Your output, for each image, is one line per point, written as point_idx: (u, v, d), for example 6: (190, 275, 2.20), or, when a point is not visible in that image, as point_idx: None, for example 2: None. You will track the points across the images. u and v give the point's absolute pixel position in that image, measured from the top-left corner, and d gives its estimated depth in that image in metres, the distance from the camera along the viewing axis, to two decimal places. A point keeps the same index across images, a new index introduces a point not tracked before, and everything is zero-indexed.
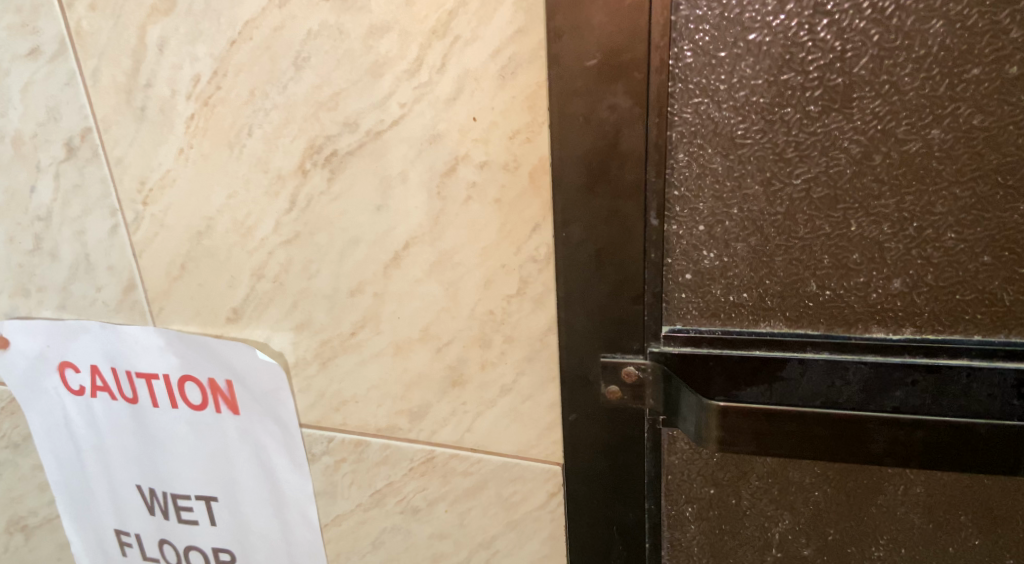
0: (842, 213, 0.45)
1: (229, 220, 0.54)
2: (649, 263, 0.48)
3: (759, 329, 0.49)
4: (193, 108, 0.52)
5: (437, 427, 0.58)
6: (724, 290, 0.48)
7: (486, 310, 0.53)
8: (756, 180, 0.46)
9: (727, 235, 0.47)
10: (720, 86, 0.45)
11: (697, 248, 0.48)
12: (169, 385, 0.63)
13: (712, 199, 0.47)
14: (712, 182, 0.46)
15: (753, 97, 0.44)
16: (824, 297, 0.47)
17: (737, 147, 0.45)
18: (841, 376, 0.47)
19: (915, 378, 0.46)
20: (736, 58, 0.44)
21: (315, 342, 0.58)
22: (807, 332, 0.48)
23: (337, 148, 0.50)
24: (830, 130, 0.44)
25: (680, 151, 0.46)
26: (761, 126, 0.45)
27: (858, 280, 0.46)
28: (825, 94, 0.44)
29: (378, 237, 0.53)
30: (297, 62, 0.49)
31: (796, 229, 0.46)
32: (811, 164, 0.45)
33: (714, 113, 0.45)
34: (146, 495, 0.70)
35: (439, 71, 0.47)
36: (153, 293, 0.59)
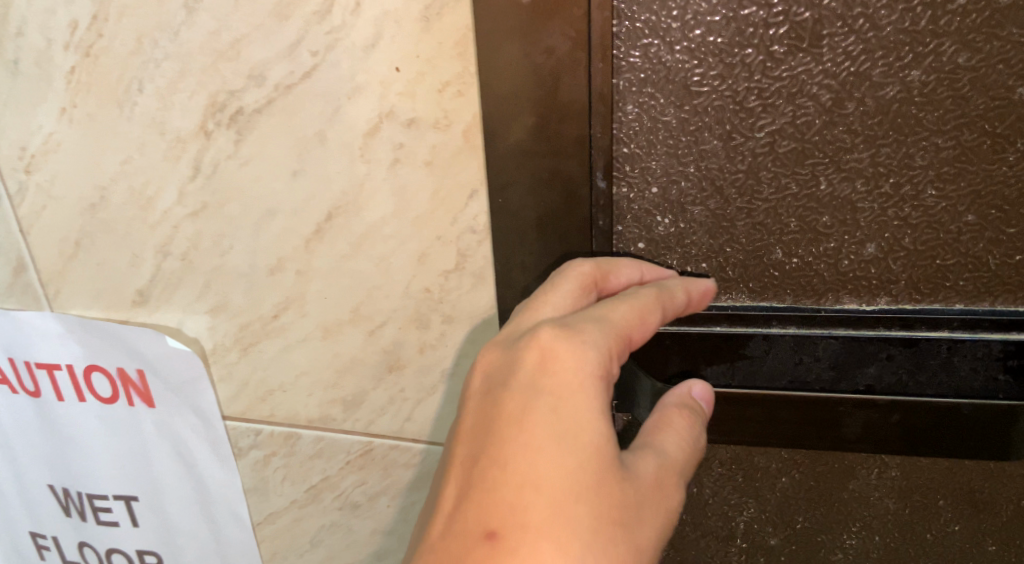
0: (811, 169, 0.41)
1: (126, 189, 0.48)
2: (597, 232, 0.43)
3: (720, 302, 0.44)
4: (73, 60, 0.45)
5: (375, 417, 0.54)
6: (681, 260, 0.44)
7: (423, 288, 0.48)
8: (714, 136, 0.41)
9: (684, 199, 0.42)
10: (672, 25, 0.39)
11: (651, 214, 0.43)
12: (75, 376, 0.57)
13: (665, 157, 0.42)
14: (665, 137, 0.41)
15: (709, 37, 0.39)
16: (791, 266, 0.43)
17: (692, 97, 0.40)
18: (809, 353, 0.43)
19: (890, 353, 0.42)
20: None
21: (234, 326, 0.52)
22: (772, 305, 0.44)
23: (243, 105, 0.44)
24: (796, 73, 0.39)
25: (629, 103, 0.41)
26: (719, 71, 0.40)
27: (827, 245, 0.42)
28: (791, 32, 0.38)
29: (296, 208, 0.47)
30: (189, 3, 0.42)
31: (761, 190, 0.41)
32: (775, 114, 0.40)
33: (667, 57, 0.40)
34: (60, 495, 0.63)
35: (353, 13, 0.41)
36: (47, 275, 0.53)
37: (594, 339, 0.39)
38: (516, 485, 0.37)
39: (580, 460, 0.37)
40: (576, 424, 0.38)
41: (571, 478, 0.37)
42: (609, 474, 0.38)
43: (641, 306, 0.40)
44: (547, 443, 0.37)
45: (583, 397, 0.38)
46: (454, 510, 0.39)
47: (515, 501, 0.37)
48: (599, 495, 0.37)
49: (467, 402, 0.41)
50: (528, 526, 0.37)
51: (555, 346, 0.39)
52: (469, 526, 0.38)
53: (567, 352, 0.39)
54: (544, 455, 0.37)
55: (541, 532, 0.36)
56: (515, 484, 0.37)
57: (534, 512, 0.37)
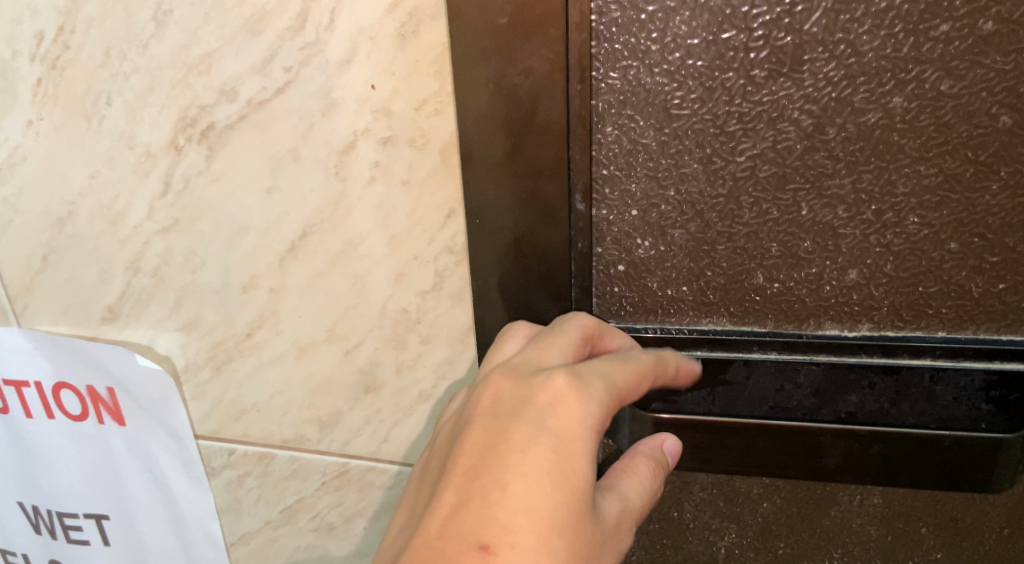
0: (792, 195, 0.40)
1: (94, 204, 0.47)
2: (576, 253, 0.42)
3: (701, 326, 0.44)
4: (39, 72, 0.44)
5: (350, 437, 0.53)
6: (662, 283, 0.43)
7: (400, 307, 0.47)
8: (695, 160, 0.40)
9: (664, 221, 0.42)
10: (651, 47, 0.38)
11: (632, 236, 0.42)
12: (44, 393, 0.56)
13: (646, 180, 0.41)
14: (646, 159, 0.40)
15: (689, 60, 0.38)
16: (772, 291, 0.42)
17: (672, 120, 0.40)
18: (787, 376, 0.42)
19: (872, 381, 0.41)
20: (669, 13, 0.38)
21: (206, 344, 0.51)
22: (753, 329, 0.43)
23: (214, 120, 0.43)
24: (777, 98, 0.38)
25: (609, 125, 0.40)
26: (699, 95, 0.39)
27: (809, 270, 0.41)
28: (771, 56, 0.38)
29: (270, 225, 0.46)
30: (159, 16, 0.41)
31: (743, 216, 0.41)
32: (756, 138, 0.39)
33: (647, 80, 0.39)
34: (28, 513, 0.62)
35: (328, 29, 0.40)
36: (14, 289, 0.51)
37: (600, 392, 0.39)
38: (510, 509, 0.36)
39: (570, 499, 0.37)
40: (573, 466, 0.37)
41: (563, 512, 0.36)
42: (591, 520, 0.37)
43: (643, 374, 0.40)
44: (545, 478, 0.37)
45: (586, 441, 0.38)
46: (442, 517, 0.37)
47: (507, 522, 0.36)
48: (579, 535, 0.37)
49: (467, 420, 0.40)
50: (515, 550, 0.36)
51: (568, 388, 0.38)
52: (457, 538, 0.36)
53: (574, 399, 0.38)
54: (539, 489, 0.36)
55: (526, 560, 0.35)
56: (507, 509, 0.36)
57: (522, 539, 0.36)
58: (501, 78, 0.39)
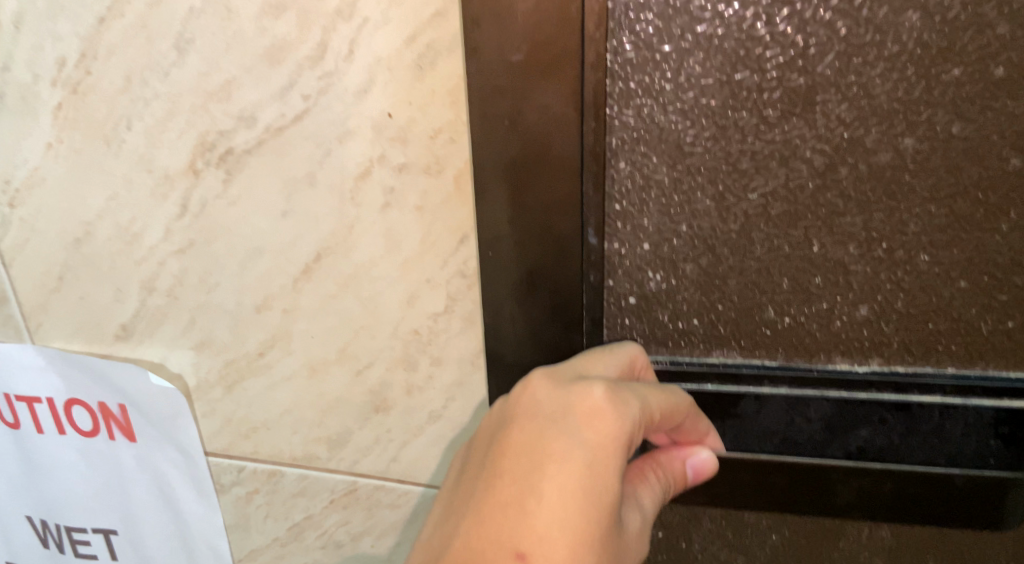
0: (803, 231, 0.40)
1: (111, 225, 0.47)
2: (587, 286, 0.42)
3: (710, 359, 0.43)
4: (60, 96, 0.44)
5: (360, 456, 0.53)
6: (672, 316, 0.43)
7: (411, 329, 0.47)
8: (706, 196, 0.40)
9: (675, 255, 0.42)
10: (665, 86, 0.39)
11: (642, 269, 0.42)
12: (56, 409, 0.56)
13: (658, 214, 0.41)
14: (657, 195, 0.41)
15: (702, 98, 0.39)
16: (783, 325, 0.42)
17: (684, 156, 0.40)
18: (801, 417, 0.42)
19: (883, 416, 0.41)
20: (683, 53, 0.38)
21: (218, 363, 0.51)
22: (763, 363, 0.43)
23: (232, 145, 0.43)
24: (789, 137, 0.39)
25: (621, 160, 0.40)
26: (712, 132, 0.39)
27: (820, 306, 0.41)
28: (785, 97, 0.38)
29: (284, 247, 0.46)
30: (179, 44, 0.41)
31: (752, 253, 0.41)
32: (768, 176, 0.39)
33: (660, 117, 0.39)
34: (38, 527, 0.62)
35: (346, 59, 0.40)
36: (28, 308, 0.52)
37: (634, 410, 0.39)
38: (542, 522, 0.37)
39: (600, 514, 0.37)
40: (605, 482, 0.37)
41: (593, 527, 0.37)
42: (618, 534, 0.38)
43: (673, 397, 0.40)
44: (576, 493, 0.37)
45: (617, 457, 0.38)
46: (478, 521, 0.38)
47: (539, 535, 0.37)
48: (608, 550, 0.37)
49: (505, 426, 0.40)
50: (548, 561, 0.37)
51: (606, 401, 0.38)
52: (493, 544, 0.37)
53: (608, 416, 0.38)
54: (570, 503, 0.37)
55: None
56: (539, 522, 0.37)
57: (553, 551, 0.37)
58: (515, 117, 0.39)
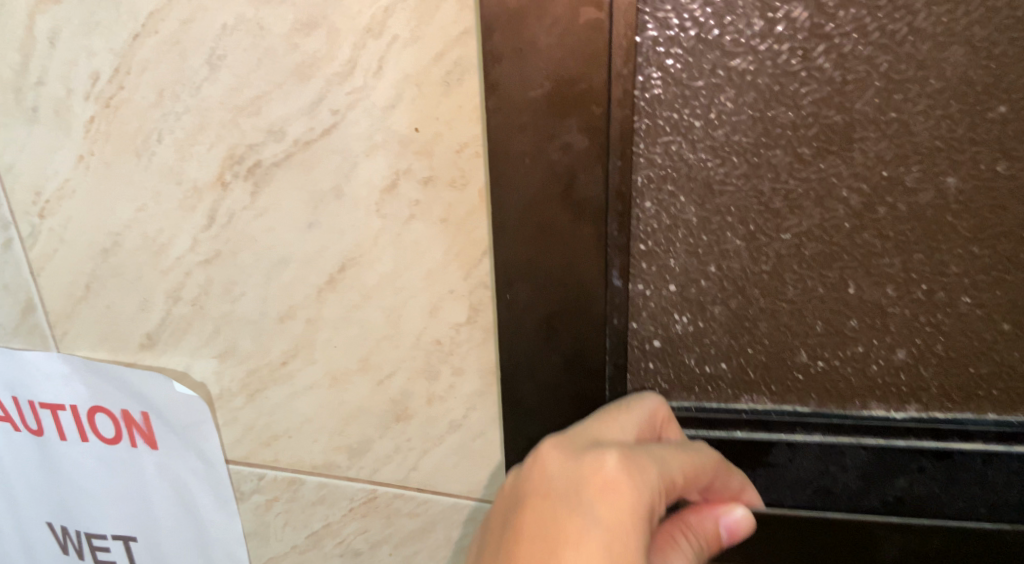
0: (838, 272, 0.41)
1: (139, 235, 0.48)
2: (609, 329, 0.43)
3: (738, 405, 0.45)
4: (92, 109, 0.45)
5: (379, 465, 0.54)
6: (699, 359, 0.44)
7: (433, 340, 0.48)
8: (735, 236, 0.41)
9: (704, 296, 0.43)
10: (695, 124, 0.40)
11: (669, 312, 0.43)
12: (79, 417, 0.57)
13: (687, 256, 0.42)
14: (685, 235, 0.42)
15: (734, 137, 0.40)
16: (816, 368, 0.43)
17: (714, 196, 0.41)
18: (832, 460, 0.43)
19: (922, 464, 0.42)
20: (714, 89, 0.39)
21: (241, 371, 0.52)
22: (795, 409, 0.44)
23: (261, 158, 0.44)
24: (825, 175, 0.40)
25: (647, 199, 0.41)
26: (744, 171, 0.40)
27: (854, 349, 0.43)
28: (821, 134, 0.39)
29: (309, 258, 0.47)
30: (211, 60, 0.42)
31: (786, 292, 0.42)
32: (802, 216, 0.41)
33: (689, 155, 0.40)
34: (58, 533, 0.63)
35: (375, 75, 0.41)
36: (54, 317, 0.52)
37: (651, 478, 0.39)
38: None
39: None
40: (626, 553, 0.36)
41: None
42: None
43: (696, 460, 0.41)
44: None
45: (637, 528, 0.37)
46: None
47: None
48: None
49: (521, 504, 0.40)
50: None
51: (619, 470, 0.38)
52: None
53: (624, 485, 0.38)
54: None
55: None
56: None
57: None
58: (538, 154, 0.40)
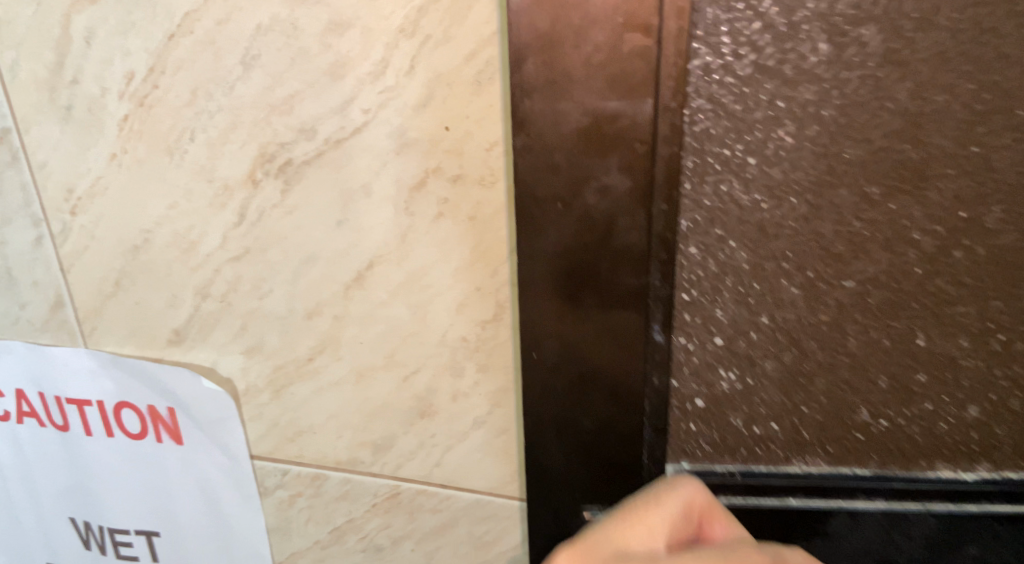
0: (905, 322, 0.44)
1: (169, 233, 0.48)
2: (649, 388, 0.45)
3: (793, 467, 0.47)
4: (127, 108, 0.45)
5: (403, 461, 0.54)
6: (746, 416, 0.46)
7: (459, 337, 0.48)
8: (790, 284, 0.44)
9: (754, 352, 0.45)
10: (748, 164, 0.42)
11: (717, 366, 0.45)
12: (105, 412, 0.58)
13: (738, 307, 0.44)
14: (733, 283, 0.44)
15: (787, 177, 0.42)
16: (877, 426, 0.46)
17: (767, 239, 0.43)
18: (897, 524, 0.46)
19: (996, 529, 0.46)
20: (771, 122, 0.41)
21: (267, 367, 0.53)
22: (854, 469, 0.47)
23: (291, 157, 0.45)
24: (896, 215, 0.42)
25: (692, 244, 0.43)
26: (799, 216, 0.42)
27: (920, 408, 0.45)
28: (893, 173, 0.41)
29: (337, 256, 0.47)
30: (245, 60, 0.43)
31: (842, 344, 0.44)
32: (867, 260, 0.43)
33: (740, 195, 0.42)
34: (81, 528, 0.63)
35: (407, 74, 0.42)
36: (83, 312, 0.53)
37: None
38: None
39: None
40: None
41: None
42: None
43: None
44: None
45: None
46: None
47: None
48: None
49: None
50: None
51: None
52: None
53: None
54: None
55: None
56: None
57: None
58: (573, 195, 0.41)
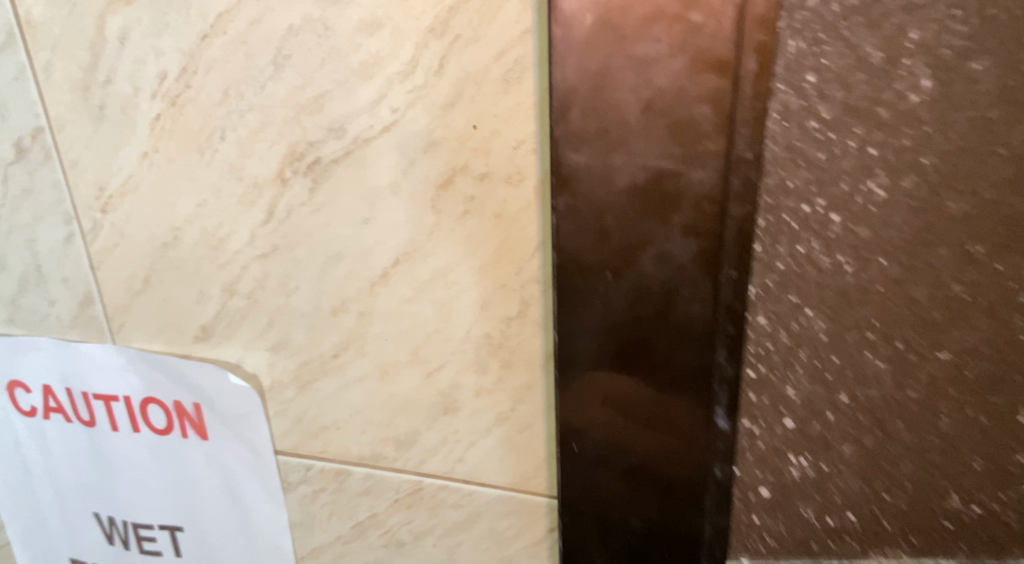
0: (1001, 399, 0.47)
1: (198, 230, 0.49)
2: (713, 481, 0.47)
3: (881, 553, 0.50)
4: (159, 107, 0.46)
5: (426, 456, 0.54)
6: (824, 501, 0.49)
7: (484, 333, 0.49)
8: (871, 354, 0.46)
9: (839, 437, 0.48)
10: (832, 228, 0.45)
11: (794, 450, 0.48)
12: (131, 407, 0.58)
13: (820, 390, 0.47)
14: (816, 366, 0.47)
15: (885, 236, 0.45)
16: (966, 508, 0.48)
17: (850, 308, 0.46)
18: None
19: None
20: (860, 174, 0.44)
21: (293, 364, 0.53)
22: (936, 554, 0.50)
23: (321, 155, 0.45)
24: (1003, 278, 0.45)
25: (761, 312, 0.46)
26: (883, 294, 0.46)
27: (1013, 491, 0.48)
28: (994, 240, 0.44)
29: (364, 253, 0.48)
30: (277, 60, 0.43)
31: (922, 414, 0.47)
32: (958, 335, 0.46)
33: (821, 258, 0.45)
34: (105, 524, 0.64)
35: (436, 74, 0.42)
36: (112, 309, 0.54)
37: None
38: None
39: None
40: None
41: None
42: None
43: None
44: None
45: None
46: None
47: None
48: None
49: None
50: None
51: None
52: None
53: None
54: None
55: None
56: None
57: None
58: (630, 262, 0.43)
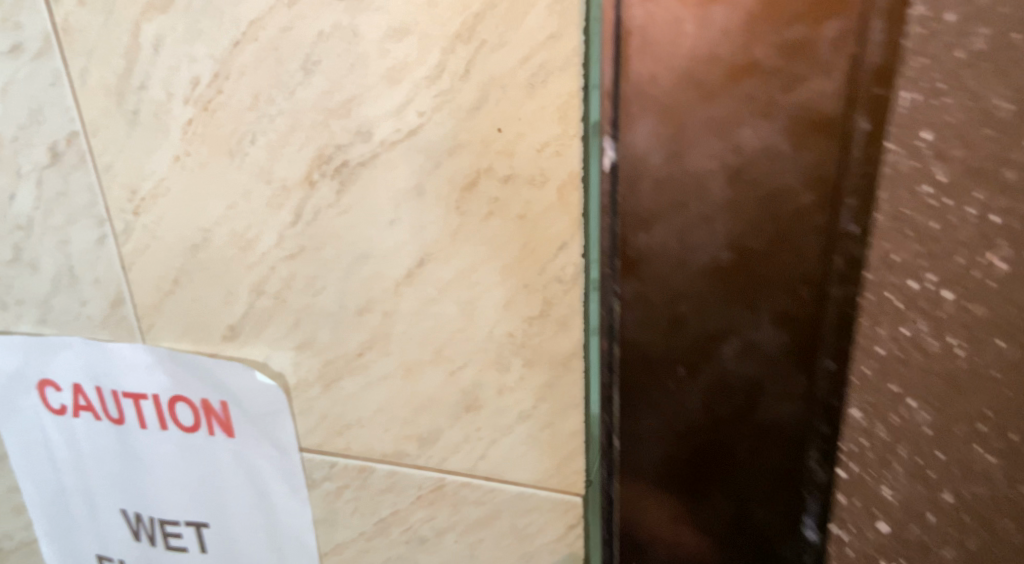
0: None
1: (228, 232, 0.50)
2: None
3: None
4: (191, 112, 0.47)
5: (448, 454, 0.55)
6: None
7: (506, 332, 0.50)
8: (983, 448, 0.47)
9: (939, 536, 0.50)
10: (941, 316, 0.46)
11: (891, 548, 0.51)
12: (159, 406, 0.60)
13: (921, 487, 0.49)
14: (915, 465, 0.49)
15: (1007, 324, 0.45)
16: None
17: (950, 408, 0.47)
18: None
19: None
20: (980, 248, 0.45)
21: (318, 362, 0.54)
22: None
23: (348, 158, 0.46)
24: None
25: (856, 405, 0.48)
26: (999, 398, 0.46)
27: None
28: None
29: (389, 253, 0.49)
30: (307, 66, 0.45)
31: None
32: None
33: (929, 345, 0.47)
34: (131, 520, 0.65)
35: (462, 78, 0.43)
36: (143, 309, 0.55)
37: None
38: None
39: None
40: None
41: None
42: None
43: None
44: None
45: None
46: None
47: None
48: None
49: None
50: None
51: None
52: None
53: None
54: None
55: None
56: None
57: None
58: (708, 349, 0.45)
